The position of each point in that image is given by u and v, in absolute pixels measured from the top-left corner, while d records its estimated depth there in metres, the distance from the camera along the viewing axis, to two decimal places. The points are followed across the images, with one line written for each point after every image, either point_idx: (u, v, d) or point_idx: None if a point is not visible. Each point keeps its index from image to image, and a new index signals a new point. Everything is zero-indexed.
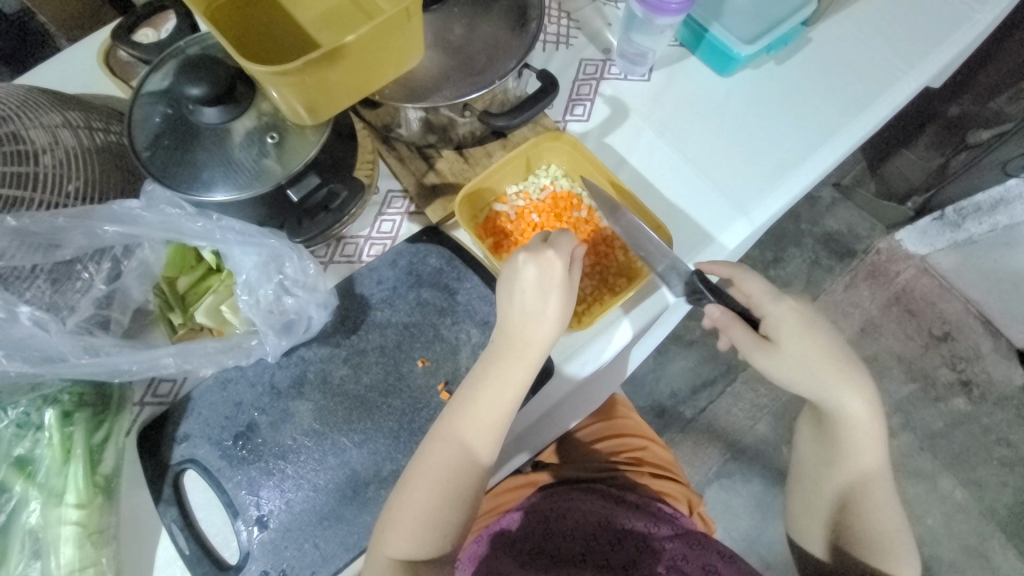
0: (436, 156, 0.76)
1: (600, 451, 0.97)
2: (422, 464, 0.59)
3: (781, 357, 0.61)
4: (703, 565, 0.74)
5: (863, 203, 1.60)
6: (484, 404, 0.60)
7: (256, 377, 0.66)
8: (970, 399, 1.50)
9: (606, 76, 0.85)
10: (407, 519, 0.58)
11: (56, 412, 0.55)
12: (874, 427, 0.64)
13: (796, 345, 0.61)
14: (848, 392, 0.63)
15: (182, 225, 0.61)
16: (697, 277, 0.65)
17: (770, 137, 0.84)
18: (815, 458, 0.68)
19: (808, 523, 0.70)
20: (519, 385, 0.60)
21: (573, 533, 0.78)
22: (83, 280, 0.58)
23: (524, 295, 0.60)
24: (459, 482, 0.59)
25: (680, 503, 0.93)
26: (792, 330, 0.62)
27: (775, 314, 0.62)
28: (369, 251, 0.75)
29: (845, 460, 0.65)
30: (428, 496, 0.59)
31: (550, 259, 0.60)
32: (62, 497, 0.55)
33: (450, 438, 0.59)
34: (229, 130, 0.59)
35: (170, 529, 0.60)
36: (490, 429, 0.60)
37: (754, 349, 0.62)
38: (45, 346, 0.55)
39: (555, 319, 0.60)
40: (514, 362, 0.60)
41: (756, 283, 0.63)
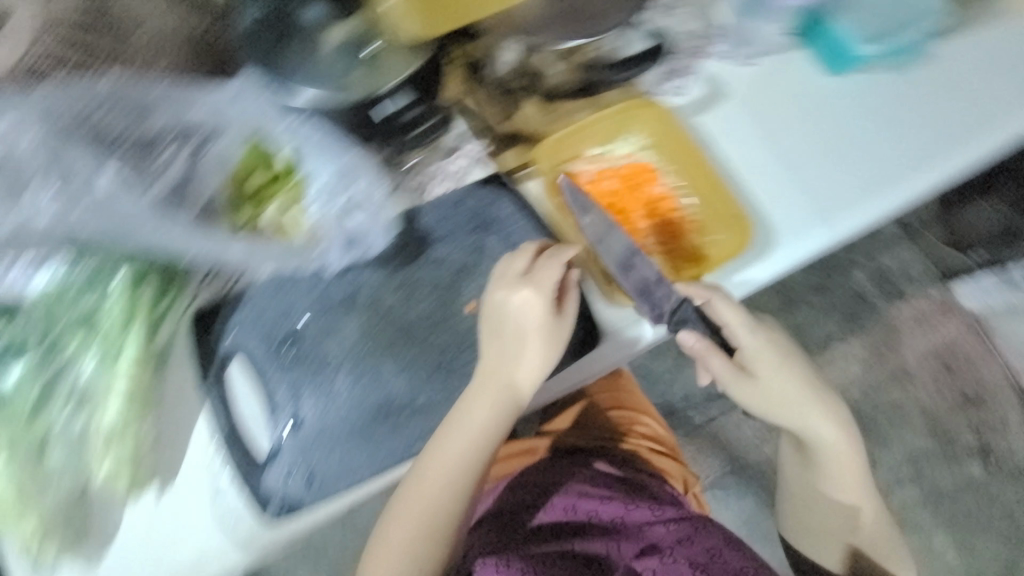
0: (521, 102, 0.73)
1: (600, 421, 0.99)
2: (405, 514, 0.63)
3: (774, 399, 0.69)
4: (707, 548, 0.77)
5: (926, 246, 1.52)
6: (466, 427, 0.62)
7: (311, 286, 0.66)
8: (985, 469, 1.44)
9: (711, 52, 0.79)
10: (384, 556, 0.64)
11: (129, 273, 0.57)
12: (847, 448, 0.74)
13: (781, 386, 0.69)
14: (824, 423, 0.72)
15: (268, 120, 0.62)
16: (684, 304, 0.64)
17: (869, 151, 0.79)
18: (799, 479, 0.80)
19: (813, 533, 0.83)
20: (499, 409, 0.62)
21: (575, 506, 0.80)
22: (167, 155, 0.59)
23: (504, 337, 0.62)
24: (433, 514, 0.63)
25: (675, 481, 0.95)
26: (774, 365, 0.69)
27: (749, 347, 0.69)
28: (437, 188, 0.71)
29: (827, 479, 0.76)
30: (403, 534, 0.64)
31: (528, 296, 0.60)
32: (117, 360, 0.57)
33: (438, 468, 0.62)
34: (325, 36, 0.59)
35: (211, 407, 0.62)
36: (469, 448, 0.62)
37: (749, 395, 0.69)
38: (122, 212, 0.55)
39: (530, 364, 0.62)
40: (492, 397, 0.62)
41: (734, 314, 0.66)
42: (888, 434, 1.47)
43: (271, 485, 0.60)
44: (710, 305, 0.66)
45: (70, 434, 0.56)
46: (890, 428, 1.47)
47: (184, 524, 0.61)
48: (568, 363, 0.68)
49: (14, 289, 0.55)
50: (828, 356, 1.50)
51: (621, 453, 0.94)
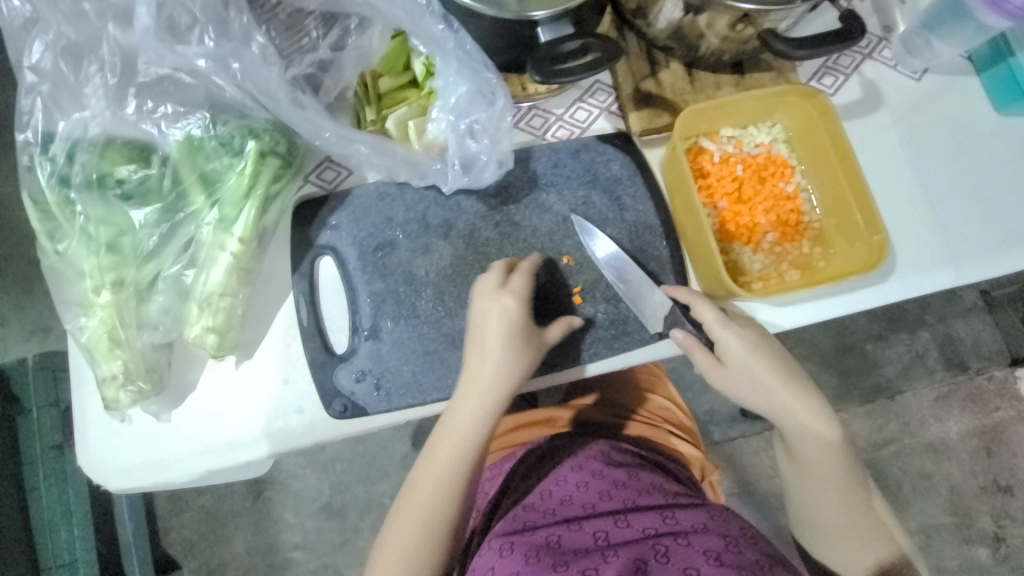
0: (663, 65, 0.70)
1: (630, 401, 0.97)
2: (405, 513, 0.59)
3: (720, 371, 0.62)
4: (724, 535, 0.63)
5: (1003, 322, 1.44)
6: (461, 428, 0.60)
7: (413, 203, 0.66)
8: (994, 556, 1.41)
9: (875, 55, 0.74)
10: (394, 552, 0.58)
11: (256, 146, 0.57)
12: (834, 444, 0.63)
13: (727, 352, 0.62)
14: (790, 411, 0.62)
15: (421, 19, 0.57)
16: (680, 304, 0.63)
17: (1022, 199, 0.72)
18: (798, 487, 0.66)
19: (832, 552, 0.65)
20: (489, 413, 0.60)
21: (571, 498, 0.69)
22: (308, 39, 0.58)
23: (485, 344, 0.59)
24: (433, 510, 0.59)
25: (693, 467, 0.93)
26: (741, 353, 0.61)
27: (723, 340, 0.61)
28: (554, 132, 0.71)
29: (818, 481, 0.64)
30: (404, 543, 0.58)
31: (508, 304, 0.60)
32: (230, 226, 0.58)
33: (434, 470, 0.59)
34: None
35: (297, 299, 0.63)
36: (460, 452, 0.59)
37: (716, 372, 0.62)
38: (261, 81, 0.54)
39: (492, 347, 0.59)
40: (486, 399, 0.59)
41: (710, 309, 0.61)
42: (908, 501, 1.41)
43: (341, 383, 0.61)
44: (694, 309, 0.62)
45: (180, 282, 0.59)
46: (914, 496, 1.41)
47: (246, 403, 0.62)
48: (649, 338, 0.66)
49: (153, 130, 0.56)
50: (879, 411, 1.41)
51: (642, 433, 0.90)
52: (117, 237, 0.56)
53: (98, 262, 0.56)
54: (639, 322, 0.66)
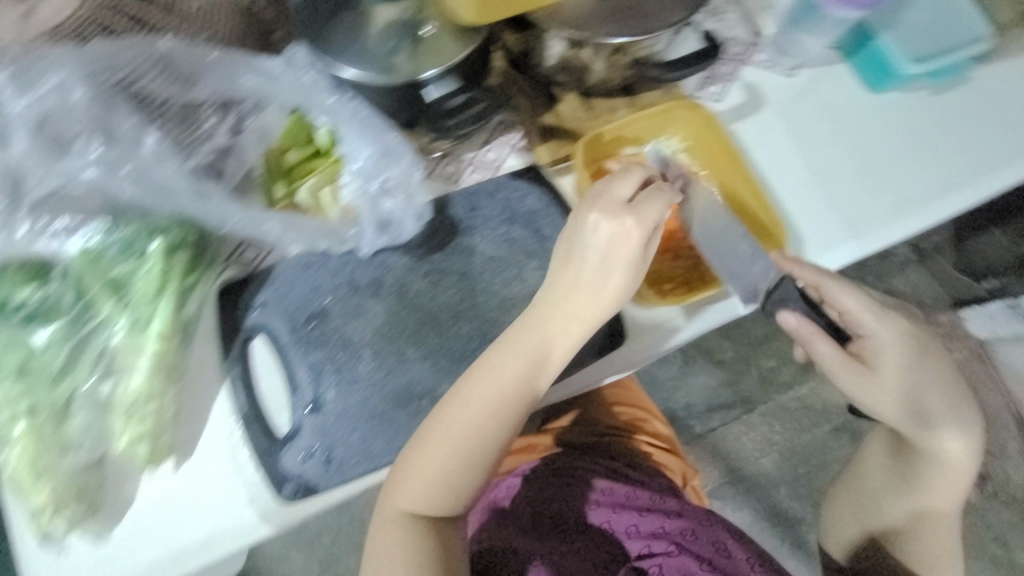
0: (559, 96, 0.72)
1: (603, 417, 0.99)
2: (438, 430, 0.57)
3: (865, 384, 0.64)
4: (711, 542, 0.80)
5: (936, 270, 1.51)
6: (529, 358, 0.58)
7: (338, 268, 0.66)
8: (980, 492, 1.46)
9: (750, 60, 0.80)
10: (423, 468, 0.56)
11: (163, 243, 0.56)
12: (963, 469, 0.68)
13: (888, 370, 0.65)
14: (946, 433, 0.67)
15: (313, 95, 0.60)
16: (786, 282, 0.64)
17: (901, 169, 0.78)
18: (885, 474, 0.74)
19: (850, 529, 0.77)
20: (539, 357, 0.58)
21: (560, 510, 0.82)
22: (205, 127, 0.57)
23: (580, 249, 0.57)
24: (480, 436, 0.56)
25: (675, 474, 0.97)
26: (891, 364, 0.65)
27: (878, 335, 0.65)
28: (468, 176, 0.73)
29: (913, 493, 0.71)
30: (445, 447, 0.56)
31: (628, 227, 0.56)
32: (146, 327, 0.57)
33: (473, 402, 0.57)
34: (371, 11, 0.60)
35: (232, 385, 0.62)
36: (506, 391, 0.57)
37: (847, 376, 0.64)
38: (163, 178, 0.55)
39: (587, 269, 0.57)
40: (571, 329, 0.58)
41: (846, 299, 0.65)
42: None
43: (288, 465, 0.60)
44: (825, 292, 0.65)
45: (99, 396, 0.57)
46: None
47: (194, 503, 0.60)
48: (589, 359, 0.68)
49: (48, 249, 0.55)
50: None
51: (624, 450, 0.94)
52: (26, 362, 0.55)
53: (7, 391, 0.54)
54: (580, 345, 0.67)
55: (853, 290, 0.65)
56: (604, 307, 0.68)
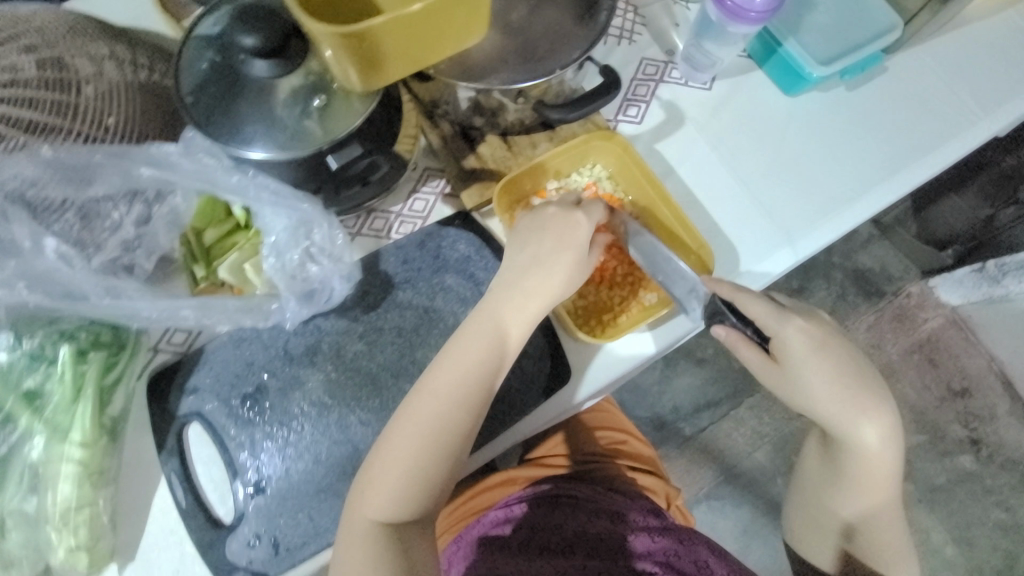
0: (480, 139, 0.73)
1: (586, 444, 0.98)
2: (407, 424, 0.56)
3: (785, 378, 0.64)
4: (694, 561, 0.76)
5: (900, 243, 1.46)
6: (485, 343, 0.58)
7: (271, 340, 0.65)
8: (976, 458, 1.42)
9: (666, 78, 0.81)
10: (390, 470, 0.55)
11: (71, 349, 0.55)
12: (884, 459, 0.67)
13: (810, 369, 0.63)
14: (862, 426, 0.65)
15: (217, 177, 0.58)
16: (716, 301, 0.63)
17: (829, 166, 0.79)
18: (823, 478, 0.73)
19: (804, 528, 0.76)
20: (504, 341, 0.58)
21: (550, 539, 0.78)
22: (111, 221, 0.57)
23: (532, 237, 0.61)
24: (445, 429, 0.56)
25: (659, 497, 0.95)
26: (806, 363, 0.63)
27: (784, 338, 0.62)
28: (398, 229, 0.73)
29: (850, 487, 0.70)
30: (410, 444, 0.55)
31: (578, 220, 0.61)
32: (66, 435, 0.55)
33: (442, 392, 0.56)
34: (273, 86, 0.54)
35: (169, 478, 0.60)
36: (474, 377, 0.57)
37: (765, 369, 0.65)
38: (70, 282, 0.54)
39: (535, 254, 0.60)
40: (527, 310, 0.59)
41: (759, 305, 0.62)
42: None
43: (235, 553, 0.58)
44: (738, 303, 0.63)
45: (27, 513, 0.55)
46: None
47: None
48: (538, 402, 0.67)
49: None
50: None
51: (607, 475, 0.92)
52: None
53: None
54: (527, 385, 0.67)
55: (758, 295, 0.63)
56: (547, 343, 0.68)
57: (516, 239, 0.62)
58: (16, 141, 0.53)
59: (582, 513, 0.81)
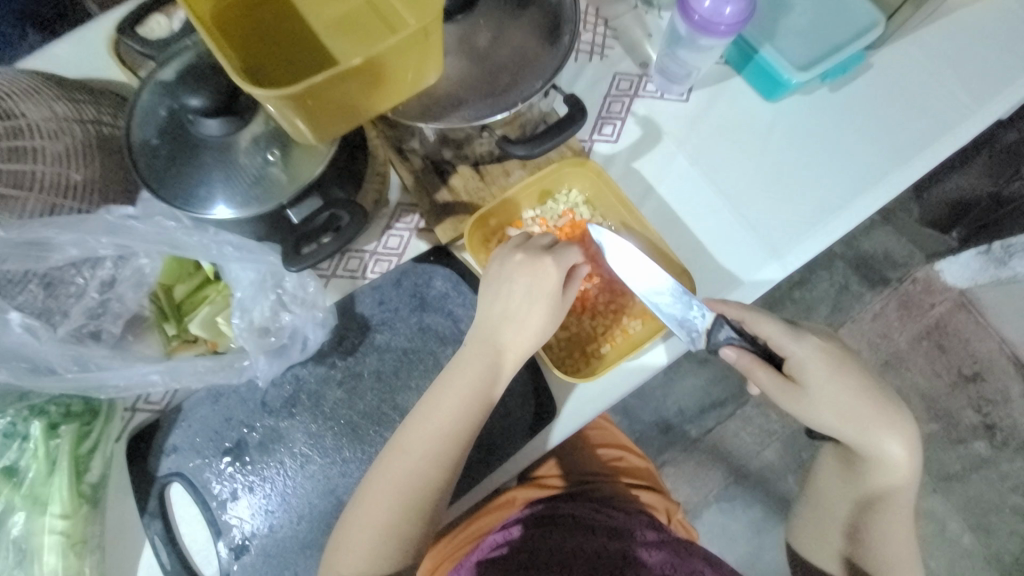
0: (450, 172, 0.71)
1: (586, 463, 0.95)
2: (380, 482, 0.56)
3: (801, 396, 0.63)
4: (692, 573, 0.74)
5: (903, 227, 1.39)
6: (456, 403, 0.58)
7: (248, 394, 0.64)
8: (992, 444, 1.34)
9: (640, 93, 0.78)
10: (361, 531, 0.55)
11: (43, 424, 0.55)
12: (907, 473, 0.67)
13: (827, 384, 0.63)
14: (885, 440, 0.65)
15: (178, 239, 0.56)
16: (720, 321, 0.63)
17: (816, 172, 0.76)
18: (839, 494, 0.71)
19: (819, 545, 0.73)
20: (475, 398, 0.58)
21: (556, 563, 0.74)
22: (76, 287, 0.56)
23: (502, 291, 0.60)
24: (414, 491, 0.56)
25: (659, 513, 0.93)
26: (823, 378, 0.63)
27: (798, 355, 0.63)
28: (374, 268, 0.70)
29: (871, 501, 0.68)
30: (380, 505, 0.55)
31: (548, 270, 0.59)
32: (46, 508, 0.55)
33: (412, 451, 0.56)
34: (231, 141, 0.53)
35: (153, 542, 0.59)
36: (445, 435, 0.57)
37: (781, 389, 0.63)
38: (37, 355, 0.53)
39: (503, 308, 0.59)
40: (497, 367, 0.59)
41: (770, 324, 0.63)
42: None
43: None
44: (747, 322, 0.64)
45: None
46: None
47: None
48: (523, 440, 0.66)
49: None
50: None
51: (607, 495, 0.89)
52: None
53: None
54: (509, 428, 0.66)
55: (770, 314, 0.64)
56: (529, 381, 0.67)
57: (484, 288, 0.61)
58: None
59: (588, 534, 0.78)
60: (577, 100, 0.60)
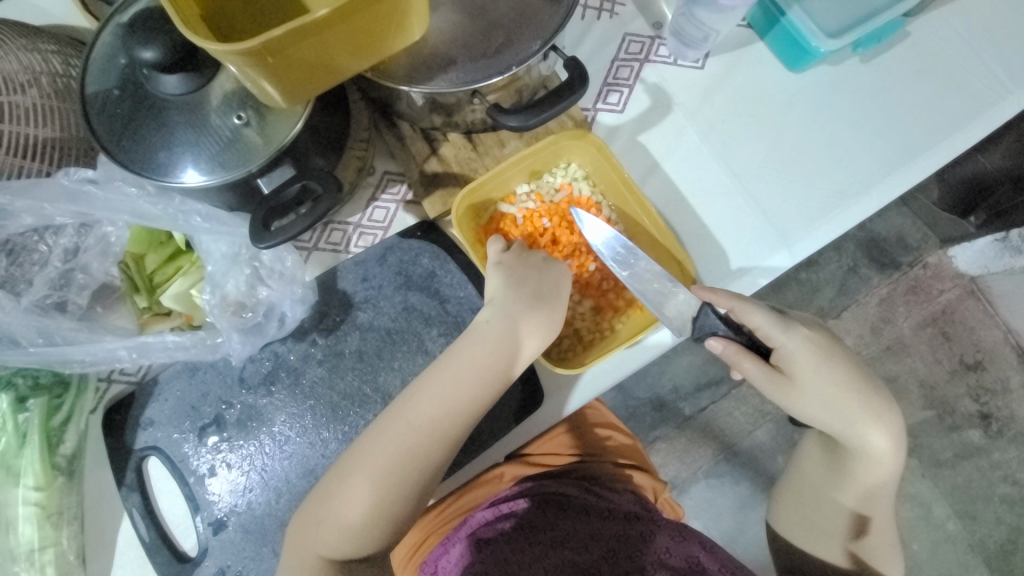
0: (441, 140, 0.66)
1: (574, 442, 0.94)
2: (373, 449, 0.53)
3: (787, 388, 0.60)
4: (686, 557, 0.76)
5: (919, 210, 1.32)
6: (466, 381, 0.55)
7: (226, 369, 0.61)
8: (986, 433, 1.33)
9: (652, 57, 0.71)
10: (347, 499, 0.52)
11: (10, 398, 0.54)
12: (892, 466, 0.65)
13: (815, 376, 0.60)
14: (871, 433, 0.63)
15: (142, 207, 0.53)
16: (706, 308, 0.58)
17: (836, 153, 0.71)
18: (822, 481, 0.70)
19: (800, 529, 0.72)
20: (486, 375, 0.55)
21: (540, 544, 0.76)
22: (39, 255, 0.53)
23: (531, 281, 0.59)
24: (411, 465, 0.53)
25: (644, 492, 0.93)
26: (810, 368, 0.60)
27: (788, 346, 0.60)
28: (357, 242, 0.67)
29: (853, 490, 0.67)
30: (374, 475, 0.52)
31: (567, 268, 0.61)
32: (19, 479, 0.55)
33: (416, 421, 0.54)
34: (196, 101, 0.48)
35: (131, 514, 0.59)
36: (449, 414, 0.54)
37: (768, 379, 0.60)
38: (1, 327, 0.51)
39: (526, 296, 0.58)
40: (510, 354, 0.56)
41: (759, 313, 0.59)
42: None
43: None
44: (736, 313, 0.60)
45: None
46: None
47: None
48: (509, 426, 0.64)
49: None
50: None
51: (594, 475, 0.89)
52: None
53: None
54: (496, 414, 0.64)
55: (759, 302, 0.60)
56: None
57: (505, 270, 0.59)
58: None
59: (572, 514, 0.79)
60: (579, 64, 0.54)
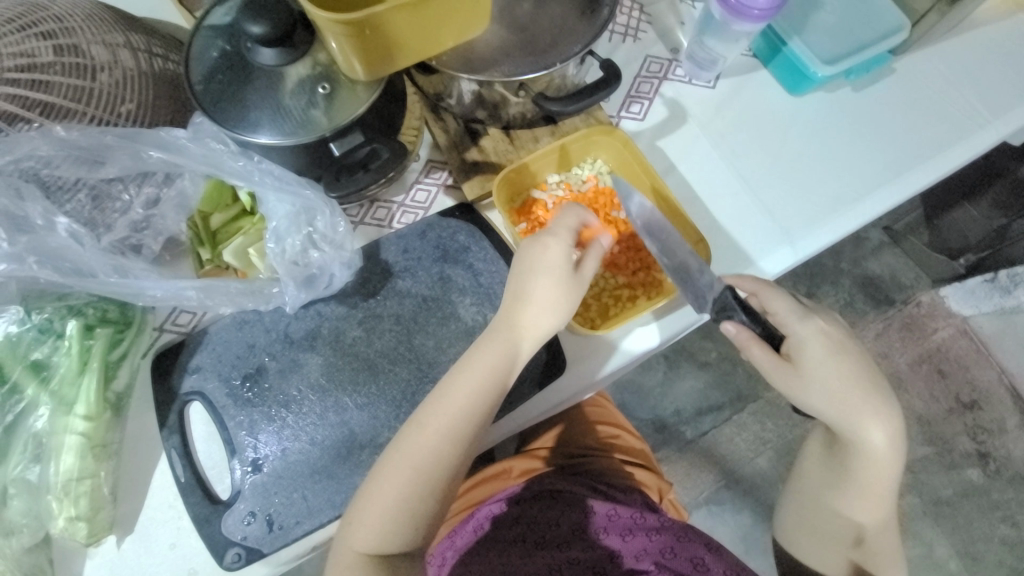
0: (481, 133, 0.73)
1: (583, 438, 0.95)
2: (397, 457, 0.56)
3: (794, 380, 0.61)
4: (690, 558, 0.72)
5: (911, 251, 1.40)
6: (476, 377, 0.58)
7: (272, 324, 0.66)
8: (984, 472, 1.34)
9: (670, 76, 0.81)
10: (376, 504, 0.55)
11: (79, 324, 0.58)
12: (894, 468, 0.64)
13: (822, 368, 0.61)
14: (875, 434, 0.62)
15: (224, 162, 0.60)
16: (727, 294, 0.62)
17: (834, 167, 0.79)
18: (823, 485, 0.69)
19: (805, 535, 0.71)
20: (494, 378, 0.58)
21: (546, 538, 0.73)
22: (120, 203, 0.59)
23: (523, 283, 0.59)
24: (436, 464, 0.56)
25: (650, 491, 0.92)
26: (815, 358, 0.61)
27: (800, 335, 0.62)
28: (400, 219, 0.73)
29: (854, 492, 0.66)
30: (403, 478, 0.56)
31: (549, 245, 0.60)
32: (72, 407, 0.58)
33: (431, 428, 0.57)
34: (282, 75, 0.57)
35: (169, 455, 0.61)
36: (467, 415, 0.57)
37: (779, 370, 0.61)
38: (78, 260, 0.56)
39: (528, 296, 0.59)
40: (516, 349, 0.59)
41: (779, 299, 0.63)
42: None
43: (230, 530, 0.59)
44: (761, 298, 0.64)
45: (29, 482, 0.57)
46: None
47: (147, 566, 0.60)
48: (532, 392, 0.68)
49: None
50: None
51: (601, 470, 0.88)
52: None
53: None
54: (520, 379, 0.69)
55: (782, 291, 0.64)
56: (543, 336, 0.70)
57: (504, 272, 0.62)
58: (30, 122, 0.53)
59: (577, 511, 0.77)
60: (613, 67, 0.65)
